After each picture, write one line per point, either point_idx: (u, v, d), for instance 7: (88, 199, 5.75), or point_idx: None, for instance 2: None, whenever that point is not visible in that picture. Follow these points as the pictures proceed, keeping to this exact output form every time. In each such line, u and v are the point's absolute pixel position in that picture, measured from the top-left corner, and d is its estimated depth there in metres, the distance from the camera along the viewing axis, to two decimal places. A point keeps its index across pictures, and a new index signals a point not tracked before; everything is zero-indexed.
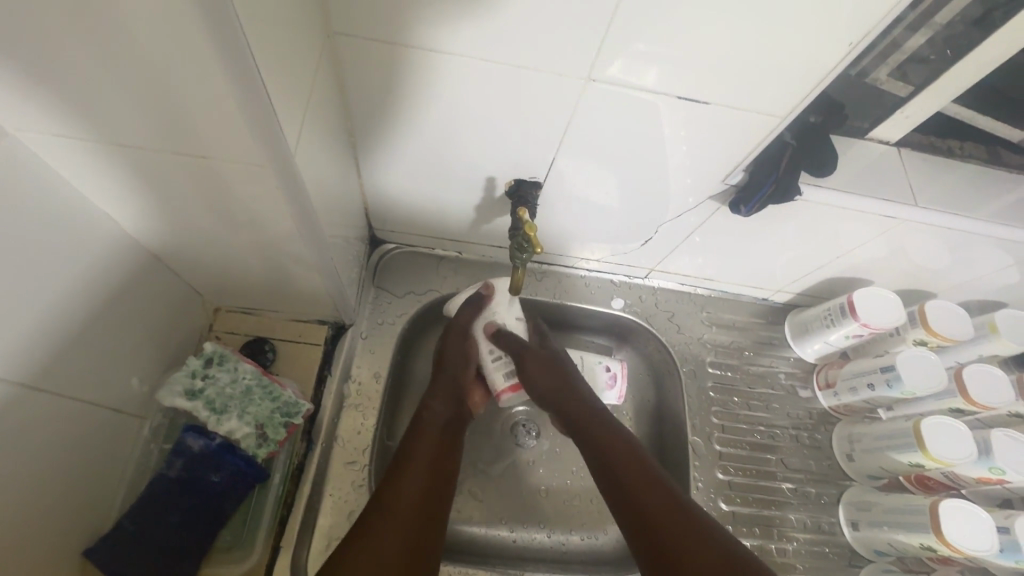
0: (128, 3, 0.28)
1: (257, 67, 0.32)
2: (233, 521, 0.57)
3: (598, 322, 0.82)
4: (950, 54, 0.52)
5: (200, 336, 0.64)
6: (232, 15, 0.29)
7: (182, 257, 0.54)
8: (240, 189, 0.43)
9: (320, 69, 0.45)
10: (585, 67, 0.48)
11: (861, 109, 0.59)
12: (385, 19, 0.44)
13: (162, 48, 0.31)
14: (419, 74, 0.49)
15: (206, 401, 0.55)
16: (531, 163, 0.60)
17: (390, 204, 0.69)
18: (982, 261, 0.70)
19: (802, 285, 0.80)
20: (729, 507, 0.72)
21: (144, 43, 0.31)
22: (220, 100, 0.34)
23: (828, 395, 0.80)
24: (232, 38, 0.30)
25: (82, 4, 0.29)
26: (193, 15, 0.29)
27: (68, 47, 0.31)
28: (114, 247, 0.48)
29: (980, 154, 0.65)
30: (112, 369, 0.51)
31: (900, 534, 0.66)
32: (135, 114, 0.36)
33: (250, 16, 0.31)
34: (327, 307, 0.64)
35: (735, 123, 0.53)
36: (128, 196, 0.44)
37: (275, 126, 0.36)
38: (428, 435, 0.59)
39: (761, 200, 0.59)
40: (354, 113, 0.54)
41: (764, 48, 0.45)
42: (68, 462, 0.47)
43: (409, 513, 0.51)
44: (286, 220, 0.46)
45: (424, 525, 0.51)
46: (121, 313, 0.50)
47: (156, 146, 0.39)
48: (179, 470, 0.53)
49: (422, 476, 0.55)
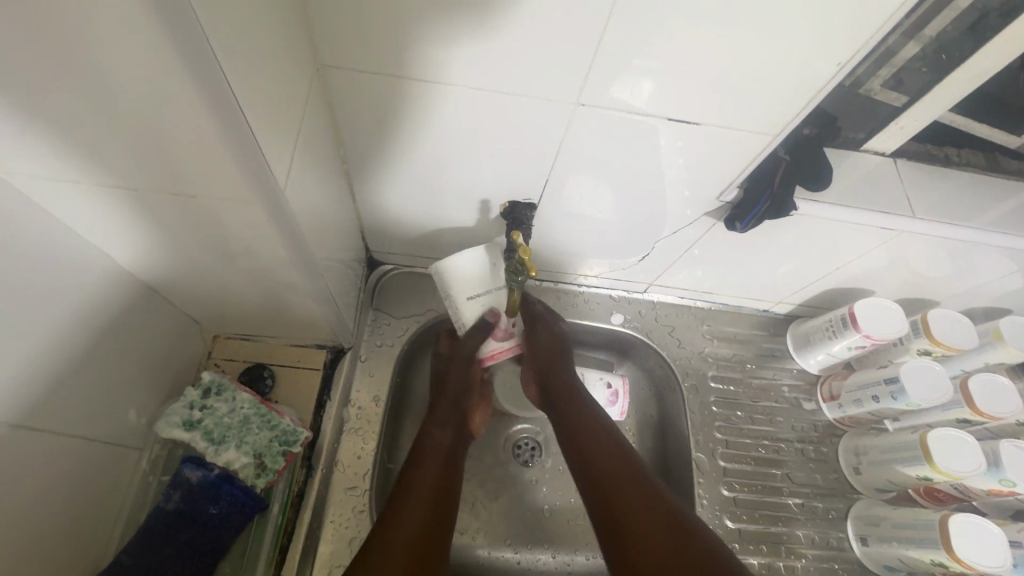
0: (111, 46, 0.29)
1: (233, 93, 0.33)
2: (233, 553, 0.56)
3: (598, 338, 0.82)
4: (942, 65, 0.52)
5: (199, 364, 0.64)
6: (207, 47, 0.30)
7: (178, 287, 0.54)
8: (231, 222, 0.43)
9: (310, 102, 0.46)
10: (574, 91, 0.48)
11: (854, 121, 0.59)
12: (375, 50, 0.45)
13: (150, 99, 0.32)
14: (410, 101, 0.50)
15: (204, 432, 0.55)
16: (525, 184, 0.60)
17: (386, 227, 0.69)
18: (985, 269, 0.69)
19: (803, 296, 0.80)
20: (736, 524, 0.71)
21: (133, 93, 0.31)
22: (208, 144, 0.35)
23: (833, 407, 0.78)
24: (207, 71, 0.30)
25: (65, 50, 0.29)
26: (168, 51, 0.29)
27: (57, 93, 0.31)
28: (109, 282, 0.48)
29: (978, 161, 0.65)
30: (109, 403, 0.51)
31: (911, 550, 0.65)
32: (127, 152, 0.36)
33: (226, 51, 0.31)
34: (325, 332, 0.64)
35: (727, 141, 0.53)
36: (120, 233, 0.45)
37: (256, 154, 0.36)
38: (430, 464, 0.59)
39: (756, 216, 0.59)
40: (347, 140, 0.55)
41: (754, 63, 0.44)
42: (66, 498, 0.47)
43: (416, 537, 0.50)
44: (279, 250, 0.46)
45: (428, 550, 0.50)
46: (118, 346, 0.50)
47: (148, 186, 0.39)
48: (177, 503, 0.52)
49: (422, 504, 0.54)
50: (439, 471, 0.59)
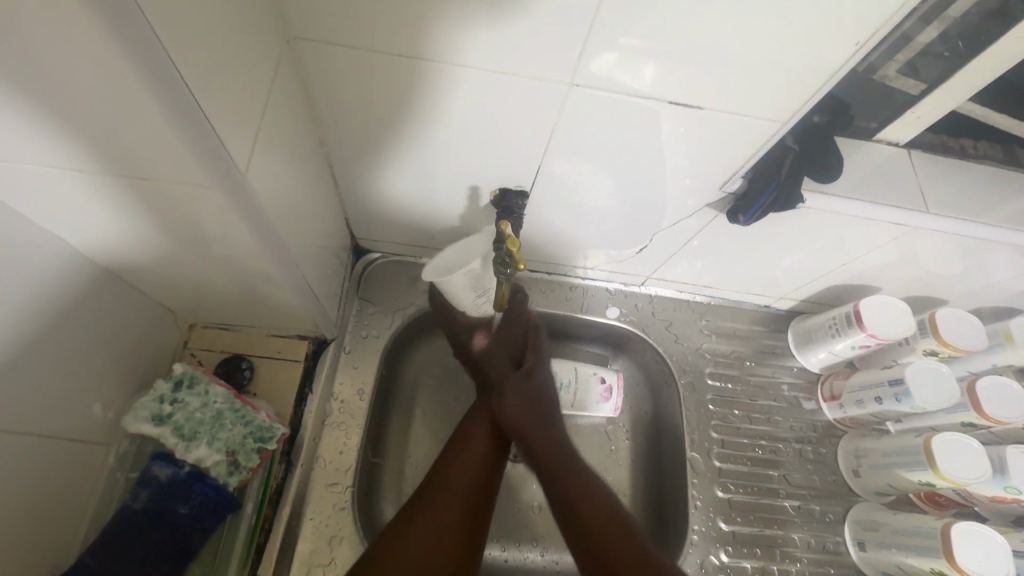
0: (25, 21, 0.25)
1: (179, 71, 0.30)
2: (204, 554, 0.54)
3: (593, 332, 0.79)
4: (965, 50, 0.48)
5: (174, 354, 0.62)
6: (142, 21, 0.26)
7: (146, 276, 0.51)
8: (193, 208, 0.40)
9: (278, 78, 0.42)
10: (569, 70, 0.44)
11: (867, 109, 0.56)
12: (350, 22, 0.41)
13: (85, 81, 0.29)
14: (392, 80, 0.46)
15: (174, 427, 0.53)
16: (518, 171, 0.57)
17: (371, 214, 0.66)
18: (998, 267, 0.66)
19: (806, 292, 0.77)
20: (729, 526, 0.69)
21: (66, 75, 0.28)
22: (158, 127, 0.32)
23: (834, 407, 0.76)
24: (144, 41, 0.27)
25: None
26: (92, 20, 0.25)
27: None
28: (67, 272, 0.45)
29: (995, 154, 0.61)
30: (71, 399, 0.48)
31: (910, 557, 0.63)
32: (67, 136, 0.33)
33: (166, 20, 0.28)
34: (305, 323, 0.61)
35: (729, 128, 0.50)
36: (75, 222, 0.42)
37: (214, 139, 0.34)
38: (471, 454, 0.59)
39: (761, 209, 0.55)
40: (324, 121, 0.51)
41: (765, 44, 0.41)
42: (25, 499, 0.45)
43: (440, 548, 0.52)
44: (246, 236, 0.43)
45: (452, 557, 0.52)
46: (79, 339, 0.48)
47: (99, 173, 0.36)
48: (145, 502, 0.50)
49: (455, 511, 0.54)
50: (478, 467, 0.58)
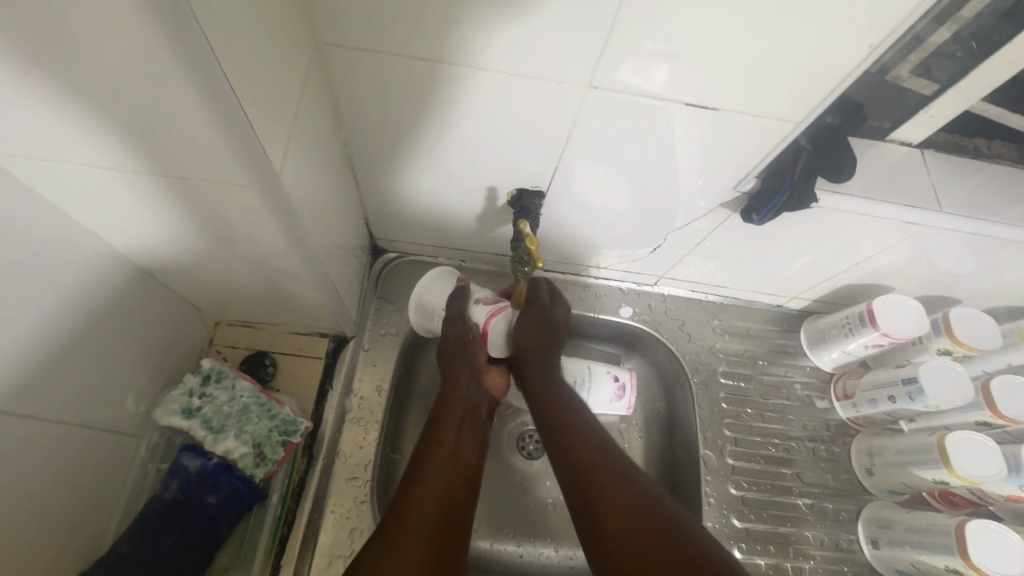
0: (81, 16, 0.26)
1: (221, 69, 0.31)
2: (231, 542, 0.57)
3: (606, 331, 0.80)
4: (979, 50, 0.49)
5: (200, 351, 0.64)
6: (190, 19, 0.27)
7: (177, 274, 0.53)
8: (227, 206, 0.41)
9: (309, 82, 0.44)
10: (586, 73, 0.45)
11: (880, 110, 0.56)
12: (376, 28, 0.43)
13: (135, 82, 0.30)
14: (415, 83, 0.48)
15: (203, 420, 0.55)
16: (534, 171, 0.58)
17: (390, 214, 0.67)
18: (1012, 267, 0.66)
19: (819, 292, 0.77)
20: (743, 523, 0.70)
21: (117, 76, 0.30)
22: (199, 126, 0.33)
23: (847, 406, 0.76)
24: (191, 43, 0.28)
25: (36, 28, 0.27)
26: (144, 18, 0.27)
27: (30, 72, 0.29)
28: (104, 269, 0.47)
29: (1010, 154, 0.62)
30: (106, 391, 0.50)
31: (924, 555, 0.63)
32: (113, 136, 0.34)
33: (211, 20, 0.29)
34: (327, 320, 0.63)
35: (745, 128, 0.50)
36: (115, 221, 0.43)
37: (250, 135, 0.35)
38: (446, 443, 0.57)
39: (774, 208, 0.56)
40: (348, 124, 0.53)
41: (779, 46, 0.42)
42: (62, 486, 0.47)
43: (429, 524, 0.49)
44: (274, 233, 0.45)
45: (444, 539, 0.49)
46: (114, 333, 0.50)
47: (141, 172, 0.38)
48: (175, 492, 0.52)
49: (439, 490, 0.52)
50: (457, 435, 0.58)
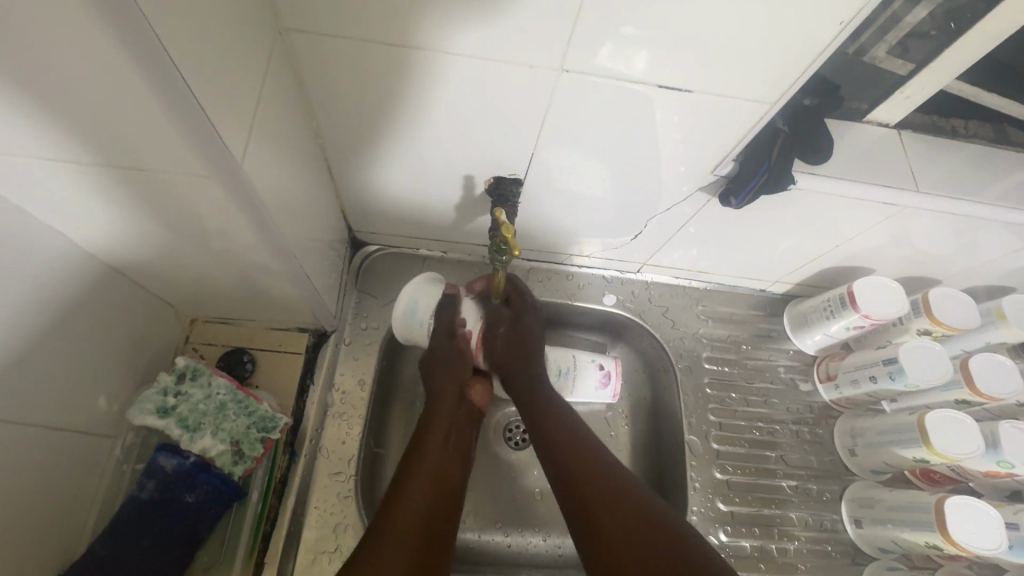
0: (15, 10, 0.25)
1: (172, 60, 0.30)
2: (212, 541, 0.56)
3: (591, 319, 0.80)
4: (953, 28, 0.48)
5: (176, 349, 0.63)
6: (133, 2, 0.26)
7: (148, 270, 0.51)
8: (190, 200, 0.40)
9: (272, 69, 0.43)
10: (558, 57, 0.45)
11: (858, 91, 0.56)
12: (343, 15, 0.42)
13: (85, 74, 0.29)
14: (385, 70, 0.47)
15: (178, 418, 0.54)
16: (512, 159, 0.57)
17: (368, 206, 0.66)
18: (990, 246, 0.66)
19: (801, 275, 0.78)
20: (728, 507, 0.70)
21: (65, 69, 0.29)
22: (156, 119, 0.32)
23: (829, 388, 0.77)
24: (137, 29, 0.27)
25: None
26: (84, 8, 0.26)
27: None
28: (68, 268, 0.45)
29: (986, 134, 0.62)
30: (76, 392, 0.49)
31: (905, 532, 0.64)
32: (64, 131, 0.33)
33: (158, 8, 0.28)
34: (305, 315, 0.62)
35: (722, 111, 0.50)
36: (76, 217, 0.42)
37: (206, 123, 0.34)
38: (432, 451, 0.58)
39: (752, 191, 0.56)
40: (319, 112, 0.52)
41: (754, 28, 0.41)
42: (33, 491, 0.46)
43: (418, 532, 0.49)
44: (244, 227, 0.44)
45: (429, 555, 0.49)
46: (82, 334, 0.48)
47: (99, 166, 0.37)
48: (151, 492, 0.51)
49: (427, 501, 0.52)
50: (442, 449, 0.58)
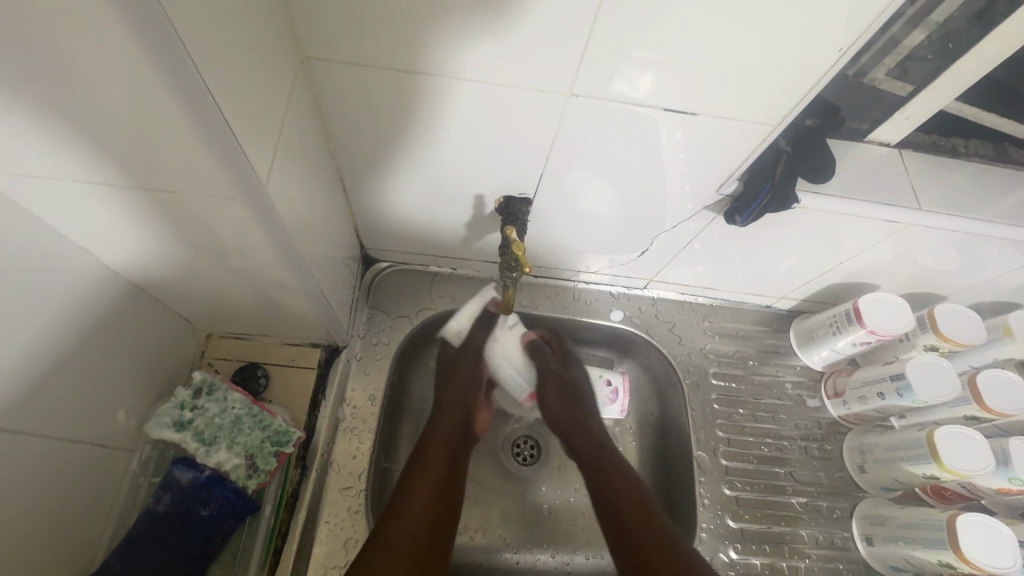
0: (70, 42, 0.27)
1: (208, 89, 0.32)
2: (224, 557, 0.56)
3: (598, 335, 0.81)
4: (949, 52, 0.50)
5: (191, 364, 0.64)
6: (178, 46, 0.29)
7: (169, 287, 0.53)
8: (216, 219, 0.42)
9: (294, 96, 0.45)
10: (566, 83, 0.47)
11: (859, 112, 0.58)
12: (366, 45, 0.44)
13: (127, 100, 0.31)
14: (402, 96, 0.49)
15: (195, 432, 0.55)
16: (520, 180, 0.59)
17: (381, 225, 0.68)
18: (994, 262, 0.67)
19: (806, 292, 0.78)
20: (737, 523, 0.70)
21: (109, 95, 0.30)
22: (191, 143, 0.34)
23: (837, 404, 0.77)
24: (177, 60, 0.29)
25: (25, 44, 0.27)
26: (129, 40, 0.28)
27: (12, 90, 0.29)
28: (94, 283, 0.47)
29: (987, 152, 0.63)
30: (97, 405, 0.50)
31: (917, 550, 0.64)
32: (100, 152, 0.35)
33: (196, 42, 0.30)
34: (318, 331, 0.63)
35: (726, 133, 0.52)
36: (105, 234, 0.44)
37: (236, 148, 0.35)
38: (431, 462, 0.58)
39: (757, 209, 0.57)
40: (336, 135, 0.54)
41: (755, 54, 0.43)
42: (51, 503, 0.46)
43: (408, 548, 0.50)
44: (268, 248, 0.46)
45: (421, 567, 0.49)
46: (105, 348, 0.50)
47: (132, 185, 0.38)
48: (167, 505, 0.51)
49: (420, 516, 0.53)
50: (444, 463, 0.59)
